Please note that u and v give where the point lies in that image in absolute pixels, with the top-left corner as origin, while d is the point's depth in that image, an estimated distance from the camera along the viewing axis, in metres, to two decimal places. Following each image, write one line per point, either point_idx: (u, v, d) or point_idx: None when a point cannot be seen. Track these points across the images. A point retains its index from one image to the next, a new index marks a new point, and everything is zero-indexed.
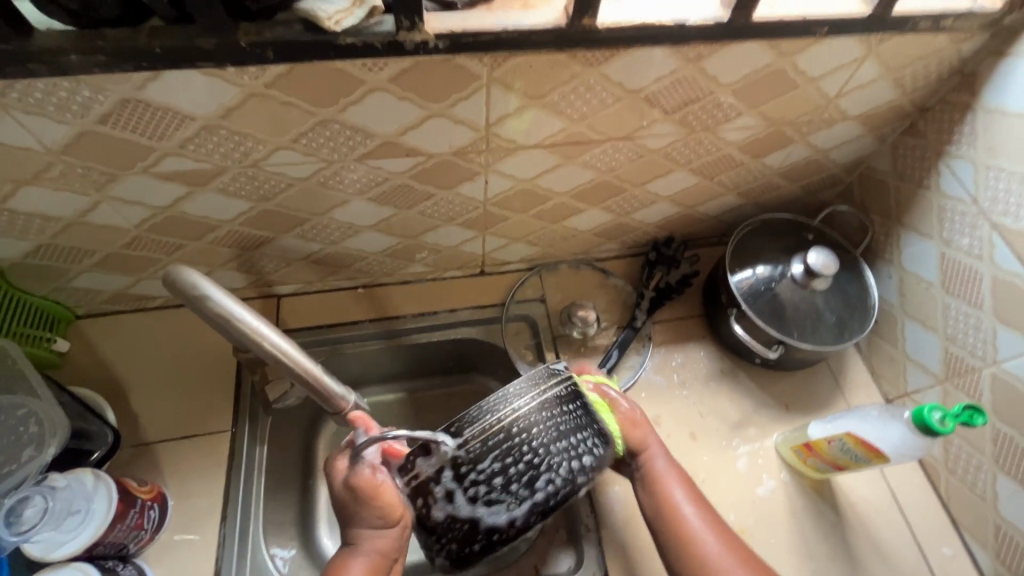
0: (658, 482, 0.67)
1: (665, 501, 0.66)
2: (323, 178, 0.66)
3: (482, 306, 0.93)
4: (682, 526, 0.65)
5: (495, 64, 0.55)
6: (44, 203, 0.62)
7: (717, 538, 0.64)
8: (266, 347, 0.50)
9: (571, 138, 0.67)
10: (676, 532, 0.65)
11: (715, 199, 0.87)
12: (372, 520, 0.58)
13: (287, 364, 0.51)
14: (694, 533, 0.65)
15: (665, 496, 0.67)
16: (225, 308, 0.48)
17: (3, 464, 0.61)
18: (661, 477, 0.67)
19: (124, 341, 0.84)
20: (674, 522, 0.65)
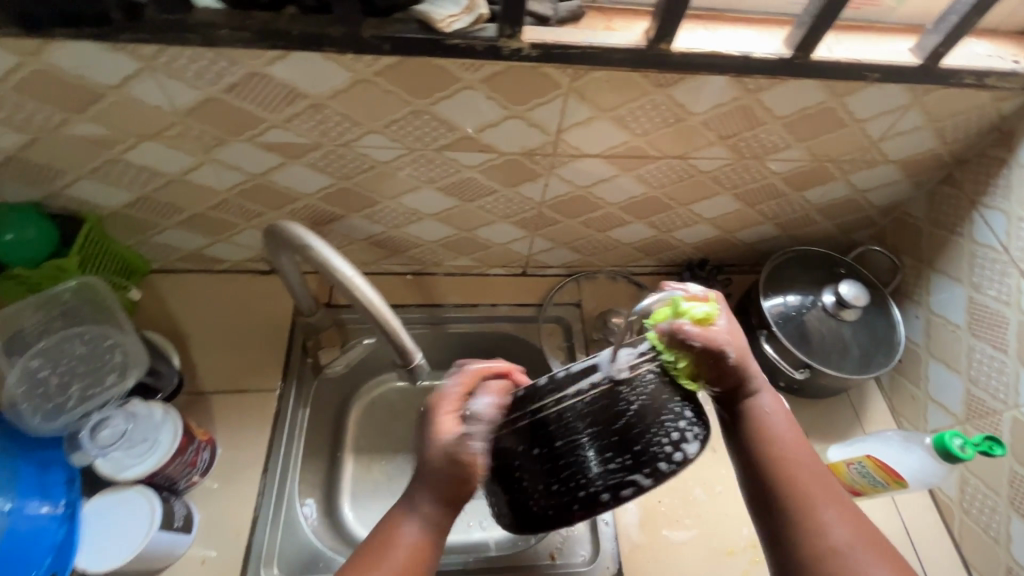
0: (757, 421, 0.55)
1: (766, 443, 0.54)
2: (402, 164, 0.72)
3: (521, 304, 0.98)
4: (784, 472, 0.52)
5: (577, 76, 0.61)
6: (156, 158, 0.70)
7: (825, 498, 0.51)
8: (357, 295, 0.57)
9: (630, 152, 0.73)
10: (772, 479, 0.52)
11: (753, 227, 0.92)
12: (438, 486, 0.50)
13: (372, 313, 0.58)
14: (799, 485, 0.51)
15: (768, 438, 0.54)
16: (320, 251, 0.57)
17: (89, 386, 0.69)
18: (769, 416, 0.55)
19: (190, 297, 0.91)
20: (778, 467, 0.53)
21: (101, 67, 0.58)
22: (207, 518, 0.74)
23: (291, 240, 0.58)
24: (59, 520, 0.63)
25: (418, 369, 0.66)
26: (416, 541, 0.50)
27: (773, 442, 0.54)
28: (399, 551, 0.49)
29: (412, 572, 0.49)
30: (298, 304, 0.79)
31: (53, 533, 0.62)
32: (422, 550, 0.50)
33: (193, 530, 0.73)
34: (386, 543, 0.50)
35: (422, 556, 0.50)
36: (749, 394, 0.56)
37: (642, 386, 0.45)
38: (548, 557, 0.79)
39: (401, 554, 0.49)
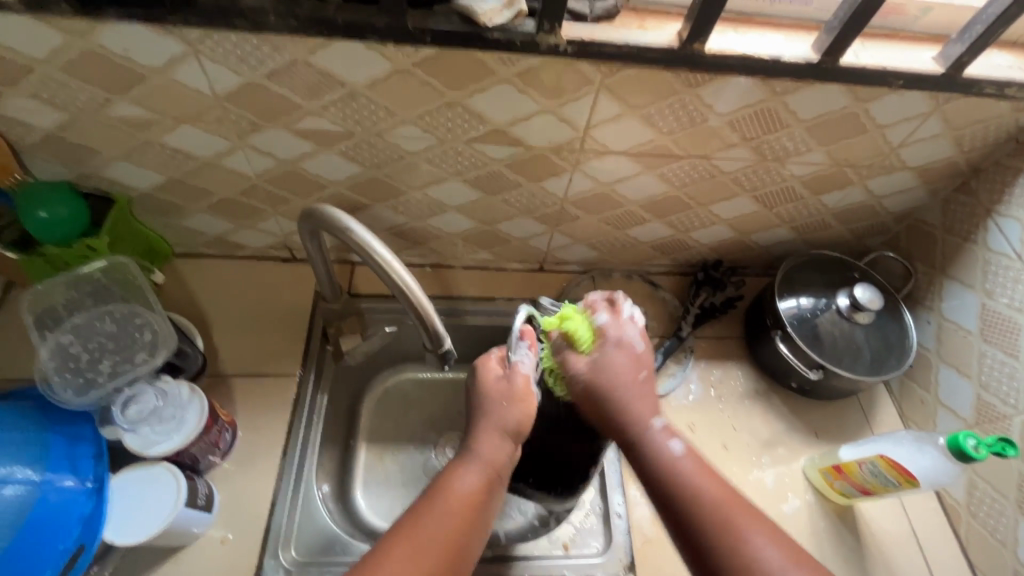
0: (665, 457, 0.61)
1: (680, 479, 0.59)
2: (431, 155, 0.74)
3: (537, 299, 1.00)
4: (697, 496, 0.58)
5: (609, 73, 0.63)
6: (192, 141, 0.71)
7: (739, 511, 0.57)
8: (392, 278, 0.58)
9: (655, 150, 0.74)
10: (689, 510, 0.58)
11: (769, 230, 0.93)
12: (493, 421, 0.65)
13: (405, 297, 0.60)
14: (717, 511, 0.57)
15: (677, 474, 0.60)
16: (357, 234, 0.58)
17: (119, 363, 0.70)
18: (672, 456, 0.61)
19: (212, 282, 0.92)
20: (694, 495, 0.58)
21: (148, 50, 0.59)
22: (228, 498, 0.75)
23: (329, 224, 0.59)
24: (87, 493, 0.64)
25: (446, 353, 0.67)
26: (479, 474, 0.62)
27: (680, 469, 0.60)
28: (463, 483, 0.61)
29: (478, 497, 0.60)
30: (322, 291, 0.80)
31: (82, 505, 0.63)
32: (486, 478, 0.62)
33: (214, 510, 0.73)
34: (454, 476, 0.62)
35: (486, 484, 0.61)
36: (645, 439, 0.63)
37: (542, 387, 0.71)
38: (561, 548, 0.81)
39: (465, 486, 0.60)
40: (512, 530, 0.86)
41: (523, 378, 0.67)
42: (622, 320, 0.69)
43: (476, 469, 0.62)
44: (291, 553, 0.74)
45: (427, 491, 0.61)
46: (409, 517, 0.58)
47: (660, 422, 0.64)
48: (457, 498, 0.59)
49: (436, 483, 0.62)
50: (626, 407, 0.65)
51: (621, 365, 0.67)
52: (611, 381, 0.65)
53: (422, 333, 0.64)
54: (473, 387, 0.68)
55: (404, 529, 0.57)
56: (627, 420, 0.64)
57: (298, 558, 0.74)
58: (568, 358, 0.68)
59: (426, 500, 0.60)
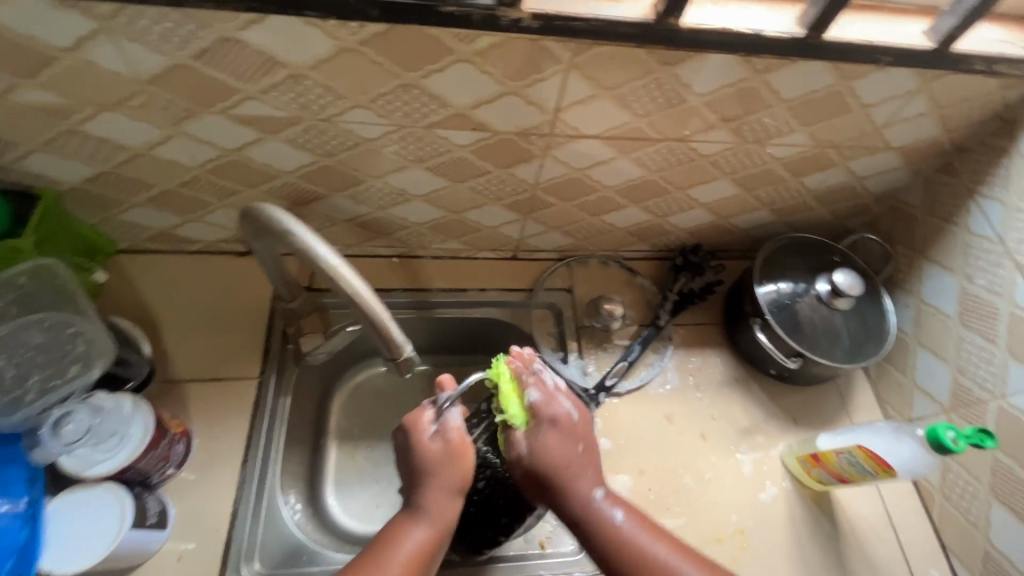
0: (587, 502, 0.64)
1: (600, 526, 0.63)
2: (390, 142, 0.68)
3: (511, 289, 0.96)
4: (625, 550, 0.61)
5: (579, 51, 0.57)
6: (119, 129, 0.64)
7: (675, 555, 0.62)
8: (342, 284, 0.54)
9: (630, 133, 0.69)
10: (613, 550, 0.62)
11: (749, 213, 0.90)
12: (439, 481, 0.61)
13: (359, 305, 0.55)
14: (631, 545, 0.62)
15: (603, 530, 0.62)
16: (300, 236, 0.54)
17: (50, 378, 0.65)
18: (592, 506, 0.63)
19: (160, 280, 0.85)
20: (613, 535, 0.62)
21: (52, 25, 0.52)
22: (183, 511, 0.71)
23: (270, 226, 0.55)
24: (21, 520, 0.59)
25: (408, 360, 0.63)
26: (425, 532, 0.60)
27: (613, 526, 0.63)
28: (410, 543, 0.59)
29: (425, 559, 0.59)
30: (276, 289, 0.75)
31: (15, 533, 0.58)
32: (433, 538, 0.60)
33: (169, 526, 0.69)
34: (395, 540, 0.59)
35: (431, 548, 0.59)
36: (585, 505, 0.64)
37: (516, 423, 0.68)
38: (538, 547, 0.78)
39: (411, 545, 0.59)
40: None
41: (457, 432, 0.64)
42: (552, 390, 0.68)
43: (424, 525, 0.60)
44: (255, 566, 0.71)
45: (368, 555, 0.58)
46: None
47: (591, 468, 0.66)
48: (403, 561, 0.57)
49: (377, 546, 0.59)
50: (551, 459, 0.65)
51: (562, 442, 0.66)
52: (552, 460, 0.65)
53: (379, 342, 0.60)
54: (407, 449, 0.64)
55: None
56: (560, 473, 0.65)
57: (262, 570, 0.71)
58: (524, 390, 0.68)
59: (370, 565, 0.57)
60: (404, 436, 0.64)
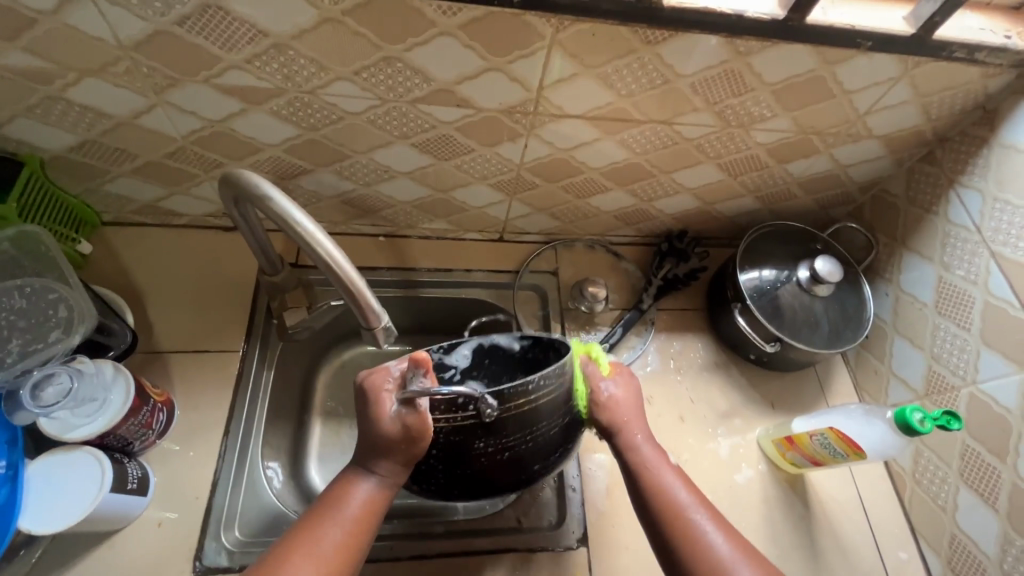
0: (651, 468, 0.63)
1: (655, 487, 0.62)
2: (374, 117, 0.68)
3: (496, 271, 0.96)
4: (672, 508, 0.60)
5: (560, 27, 0.57)
6: (102, 96, 0.64)
7: (714, 524, 0.59)
8: (317, 251, 0.54)
9: (614, 114, 0.70)
10: (666, 517, 0.60)
11: (734, 199, 0.91)
12: (393, 456, 0.59)
13: (333, 271, 0.55)
14: (685, 516, 0.59)
15: (655, 479, 0.62)
16: (279, 203, 0.54)
17: (32, 343, 0.65)
18: (659, 471, 0.63)
19: (145, 252, 0.86)
20: (667, 500, 0.60)
21: None
22: (165, 478, 0.72)
23: (248, 193, 0.55)
24: None
25: (386, 331, 0.63)
26: (372, 494, 0.59)
27: (663, 483, 0.62)
28: (356, 502, 0.59)
29: (365, 521, 0.58)
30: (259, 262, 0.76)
31: None
32: (379, 499, 0.60)
33: (149, 492, 0.70)
34: (340, 501, 0.59)
35: (372, 510, 0.59)
36: (642, 468, 0.63)
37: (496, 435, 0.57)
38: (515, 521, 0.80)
39: (355, 508, 0.58)
40: (469, 504, 0.84)
41: (417, 417, 0.57)
42: (620, 372, 0.68)
43: (371, 487, 0.60)
44: (235, 535, 0.72)
45: (312, 514, 0.58)
46: (295, 539, 0.56)
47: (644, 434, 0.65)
48: (343, 525, 0.57)
49: (323, 506, 0.58)
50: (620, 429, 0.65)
51: (631, 407, 0.66)
52: (620, 408, 0.65)
53: (355, 310, 0.60)
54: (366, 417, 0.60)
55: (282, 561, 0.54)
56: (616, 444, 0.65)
57: (242, 539, 0.72)
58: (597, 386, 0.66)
59: (312, 523, 0.57)
60: (364, 399, 0.60)
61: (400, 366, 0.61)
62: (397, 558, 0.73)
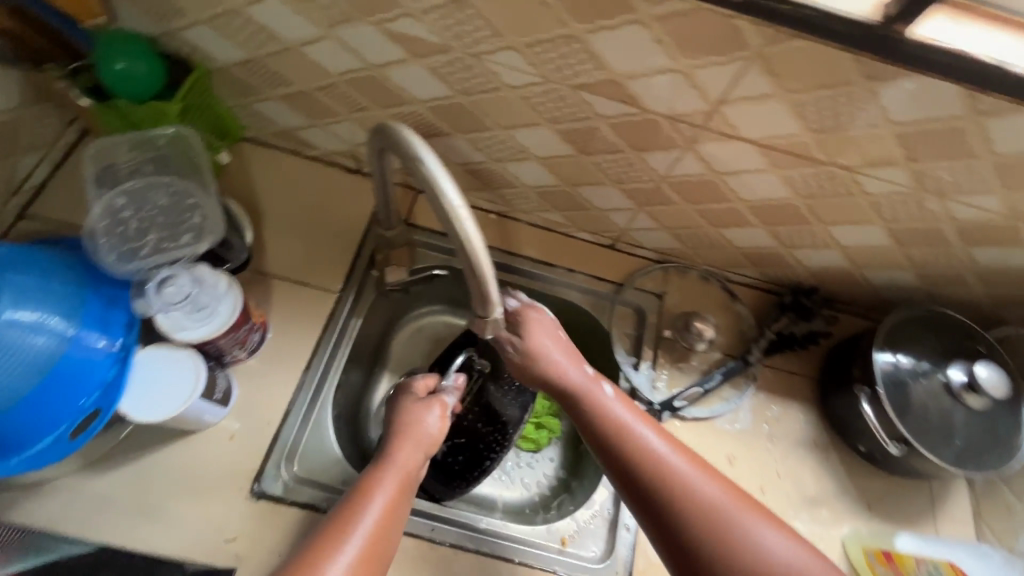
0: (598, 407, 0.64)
1: (607, 421, 0.63)
2: (530, 95, 0.65)
3: (599, 278, 0.91)
4: (634, 441, 0.61)
5: (772, 40, 0.50)
6: (278, 18, 0.65)
7: (671, 449, 0.60)
8: (458, 231, 0.51)
9: (792, 148, 0.61)
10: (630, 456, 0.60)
11: (890, 269, 0.79)
12: (411, 436, 0.67)
13: (465, 254, 0.52)
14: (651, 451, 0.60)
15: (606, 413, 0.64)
16: (434, 174, 0.51)
17: (165, 241, 0.69)
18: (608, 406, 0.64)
19: (274, 175, 0.88)
20: (626, 436, 0.62)
21: None
22: (246, 395, 0.75)
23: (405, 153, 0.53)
24: (113, 359, 0.63)
25: (494, 324, 0.61)
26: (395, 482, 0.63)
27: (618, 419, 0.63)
28: (380, 490, 0.61)
29: (394, 508, 0.61)
30: (378, 213, 0.75)
31: (104, 370, 0.62)
32: (402, 486, 0.63)
33: (229, 405, 0.73)
34: (368, 493, 0.61)
35: (398, 498, 0.61)
36: (588, 404, 0.65)
37: (496, 382, 0.87)
38: (558, 542, 0.76)
39: (382, 495, 0.60)
40: (509, 503, 0.92)
41: (438, 409, 0.71)
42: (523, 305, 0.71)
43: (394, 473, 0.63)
44: (294, 469, 0.73)
45: (342, 506, 0.60)
46: (332, 530, 0.57)
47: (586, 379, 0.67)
48: (376, 511, 0.59)
49: (352, 498, 0.60)
50: (560, 373, 0.67)
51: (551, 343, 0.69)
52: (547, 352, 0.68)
53: (475, 297, 0.58)
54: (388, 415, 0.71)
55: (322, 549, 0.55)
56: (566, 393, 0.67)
57: (300, 474, 0.73)
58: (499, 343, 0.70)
59: (344, 516, 0.58)
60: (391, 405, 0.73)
61: (421, 376, 0.76)
62: (437, 542, 0.72)
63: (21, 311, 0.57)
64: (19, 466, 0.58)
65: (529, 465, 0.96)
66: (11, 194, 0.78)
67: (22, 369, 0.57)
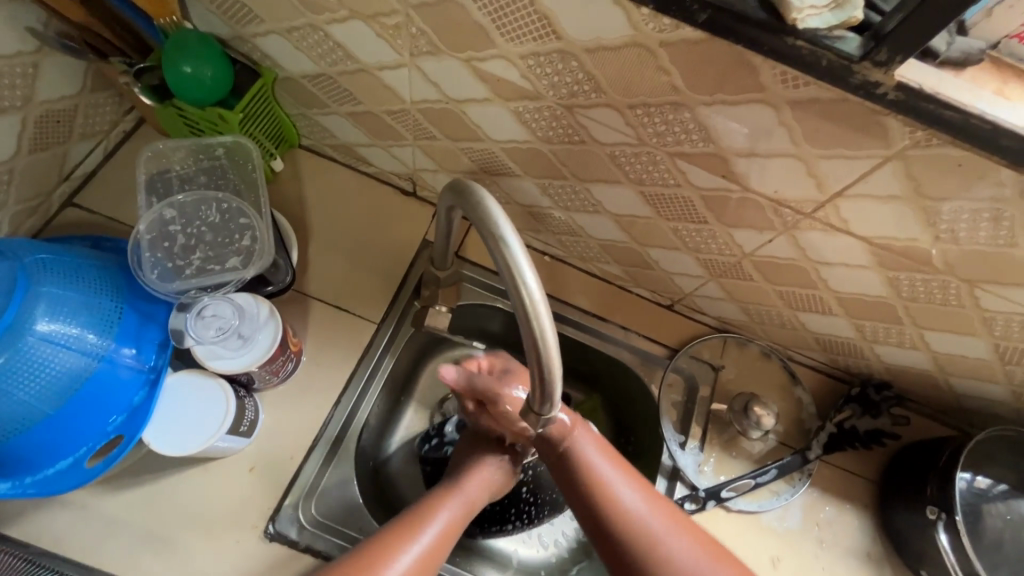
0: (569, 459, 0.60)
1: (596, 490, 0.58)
2: (619, 153, 0.59)
3: (652, 339, 0.85)
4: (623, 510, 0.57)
5: (921, 143, 0.43)
6: (359, 40, 0.60)
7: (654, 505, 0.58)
8: (531, 327, 0.42)
9: (906, 251, 0.55)
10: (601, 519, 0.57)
11: (981, 382, 0.72)
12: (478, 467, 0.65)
13: (534, 353, 0.43)
14: (620, 500, 0.58)
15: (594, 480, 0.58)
16: (516, 262, 0.42)
17: (211, 261, 0.65)
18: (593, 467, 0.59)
19: (326, 188, 0.84)
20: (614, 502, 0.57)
21: None
22: (272, 424, 0.71)
23: (486, 232, 0.44)
24: (142, 380, 0.59)
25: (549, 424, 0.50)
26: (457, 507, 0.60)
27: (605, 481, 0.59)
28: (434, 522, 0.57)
29: (449, 531, 0.58)
30: (434, 253, 0.70)
31: (133, 392, 0.59)
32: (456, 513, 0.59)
33: (254, 434, 0.69)
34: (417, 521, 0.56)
35: (455, 522, 0.58)
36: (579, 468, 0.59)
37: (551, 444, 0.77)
38: None
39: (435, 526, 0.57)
40: (525, 562, 0.85)
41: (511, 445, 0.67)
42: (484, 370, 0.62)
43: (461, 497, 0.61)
44: (311, 510, 0.69)
45: (400, 519, 0.57)
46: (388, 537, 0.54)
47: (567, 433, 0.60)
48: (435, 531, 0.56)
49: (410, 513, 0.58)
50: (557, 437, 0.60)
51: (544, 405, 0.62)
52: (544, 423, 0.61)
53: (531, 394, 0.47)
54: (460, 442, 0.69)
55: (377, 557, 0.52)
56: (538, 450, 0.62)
57: (318, 518, 0.69)
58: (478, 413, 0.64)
59: (404, 525, 0.56)
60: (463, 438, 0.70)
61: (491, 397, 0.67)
62: None
63: (52, 324, 0.54)
64: (34, 487, 0.55)
65: (550, 522, 0.88)
66: (61, 181, 0.75)
67: (47, 387, 0.54)
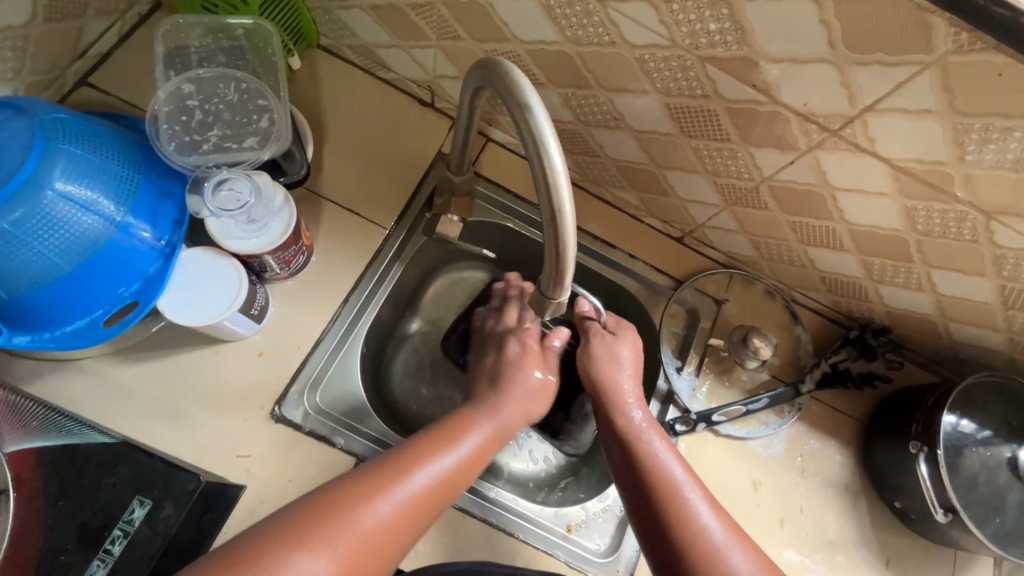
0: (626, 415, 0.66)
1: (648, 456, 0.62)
2: (649, 58, 0.58)
3: (659, 271, 0.86)
4: (664, 479, 0.60)
5: (962, 48, 0.42)
6: None
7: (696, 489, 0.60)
8: (550, 202, 0.44)
9: (928, 176, 0.54)
10: (648, 478, 0.61)
11: (980, 328, 0.72)
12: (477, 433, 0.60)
13: (550, 229, 0.46)
14: (663, 471, 0.61)
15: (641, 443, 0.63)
16: (540, 131, 0.43)
17: (227, 141, 0.65)
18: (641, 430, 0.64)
19: (342, 91, 0.82)
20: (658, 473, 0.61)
21: None
22: (281, 315, 0.72)
23: (512, 102, 0.44)
24: (156, 254, 0.60)
25: (556, 307, 0.53)
26: (469, 447, 0.59)
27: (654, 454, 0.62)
28: (413, 486, 0.53)
29: (423, 506, 0.53)
30: (450, 156, 0.69)
31: (148, 263, 0.60)
32: (439, 487, 0.54)
33: (263, 321, 0.71)
34: (391, 479, 0.52)
35: (433, 493, 0.54)
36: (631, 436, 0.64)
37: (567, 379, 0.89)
38: (563, 527, 0.76)
39: (412, 490, 0.52)
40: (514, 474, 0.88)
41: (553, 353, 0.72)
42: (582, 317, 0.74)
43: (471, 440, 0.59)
44: (316, 398, 0.71)
45: (404, 450, 0.56)
46: (398, 469, 0.53)
47: (636, 400, 0.67)
48: (437, 469, 0.55)
49: (415, 449, 0.56)
50: (617, 392, 0.68)
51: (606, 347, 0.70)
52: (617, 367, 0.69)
53: (543, 276, 0.50)
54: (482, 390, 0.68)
55: (381, 486, 0.51)
56: (606, 394, 0.68)
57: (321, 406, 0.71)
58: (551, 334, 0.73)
59: (412, 457, 0.55)
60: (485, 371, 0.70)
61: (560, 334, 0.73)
62: None
63: (71, 185, 0.54)
64: (53, 342, 0.58)
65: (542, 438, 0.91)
66: (76, 57, 0.73)
67: (66, 246, 0.54)
